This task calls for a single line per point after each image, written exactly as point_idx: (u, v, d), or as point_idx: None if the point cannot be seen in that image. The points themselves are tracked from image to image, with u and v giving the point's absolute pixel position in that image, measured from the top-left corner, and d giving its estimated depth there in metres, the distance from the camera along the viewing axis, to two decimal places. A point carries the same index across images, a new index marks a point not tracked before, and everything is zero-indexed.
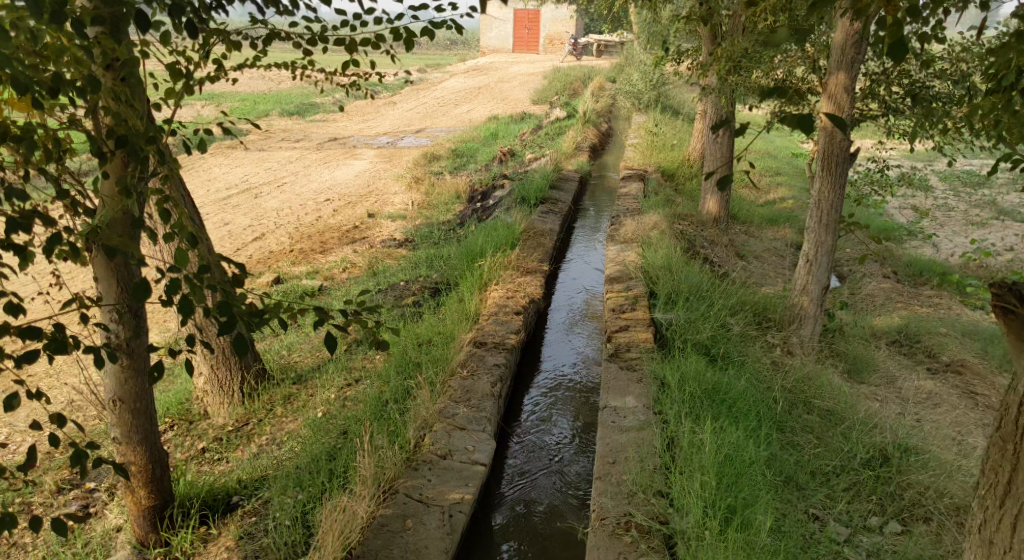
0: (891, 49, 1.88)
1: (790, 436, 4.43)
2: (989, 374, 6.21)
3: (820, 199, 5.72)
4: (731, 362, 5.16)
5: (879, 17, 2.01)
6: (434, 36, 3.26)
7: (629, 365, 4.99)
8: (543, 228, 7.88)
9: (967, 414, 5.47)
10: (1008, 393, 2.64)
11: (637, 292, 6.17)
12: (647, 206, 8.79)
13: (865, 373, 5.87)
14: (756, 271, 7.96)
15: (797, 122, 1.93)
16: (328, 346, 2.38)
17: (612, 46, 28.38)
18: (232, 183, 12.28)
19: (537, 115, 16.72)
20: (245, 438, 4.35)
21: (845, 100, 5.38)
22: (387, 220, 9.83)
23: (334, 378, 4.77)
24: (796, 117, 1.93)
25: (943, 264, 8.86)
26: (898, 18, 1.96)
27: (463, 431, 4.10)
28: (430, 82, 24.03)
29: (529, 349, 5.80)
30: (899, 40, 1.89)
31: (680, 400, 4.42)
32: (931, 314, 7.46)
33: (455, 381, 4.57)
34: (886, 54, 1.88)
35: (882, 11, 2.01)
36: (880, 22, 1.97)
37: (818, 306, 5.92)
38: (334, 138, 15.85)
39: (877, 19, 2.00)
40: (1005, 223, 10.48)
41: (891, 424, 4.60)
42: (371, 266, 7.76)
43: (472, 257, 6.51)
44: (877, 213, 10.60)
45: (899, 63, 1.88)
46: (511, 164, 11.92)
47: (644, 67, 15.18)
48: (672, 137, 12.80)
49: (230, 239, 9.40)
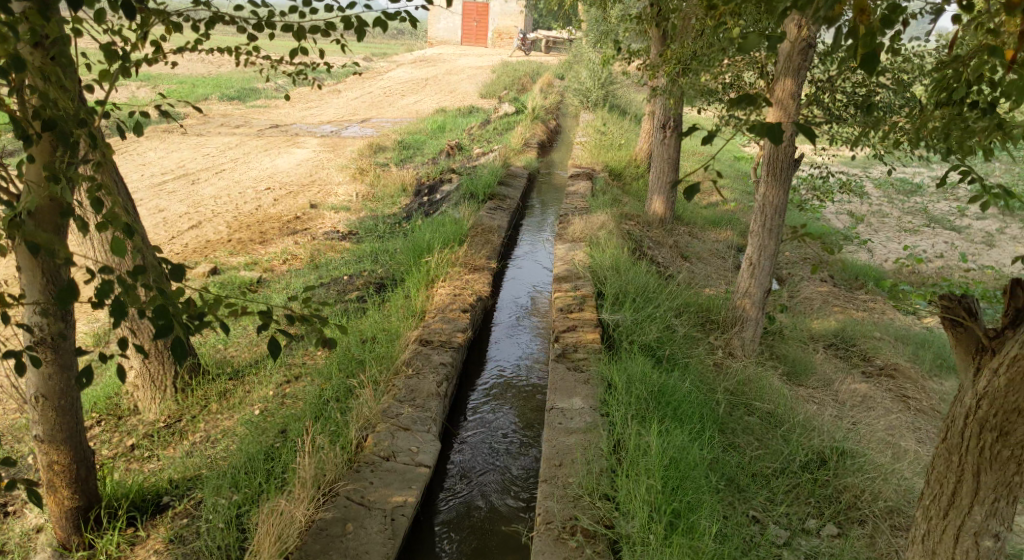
0: (863, 61, 1.87)
1: (731, 438, 4.47)
2: (920, 378, 6.41)
3: (765, 204, 5.79)
4: (676, 364, 5.18)
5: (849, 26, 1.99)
6: (387, 28, 3.13)
7: (576, 366, 4.97)
8: (491, 224, 7.81)
9: (898, 418, 5.62)
10: (953, 406, 2.71)
11: (585, 292, 6.16)
12: (595, 205, 8.82)
13: (803, 375, 5.99)
14: (700, 272, 8.04)
15: (768, 131, 1.91)
16: (272, 350, 2.24)
17: (560, 43, 28.46)
18: (168, 168, 11.85)
19: (486, 108, 16.62)
20: (177, 435, 4.16)
21: (791, 106, 5.44)
22: (330, 211, 9.61)
23: (273, 375, 4.61)
24: (766, 125, 1.89)
25: (877, 269, 9.13)
26: (870, 28, 1.95)
27: (407, 432, 4.00)
28: (377, 72, 23.66)
29: (474, 346, 5.73)
30: (869, 53, 1.89)
31: (626, 402, 4.40)
32: (866, 318, 7.67)
33: (400, 380, 4.47)
34: (858, 65, 1.87)
35: (854, 19, 1.97)
36: (852, 31, 1.94)
37: (760, 310, 6.00)
38: (277, 125, 15.46)
39: (846, 30, 2.00)
40: (935, 230, 10.86)
41: (828, 427, 4.68)
42: (314, 258, 7.55)
43: (419, 252, 6.39)
44: (815, 218, 10.87)
45: (870, 74, 1.85)
46: (458, 158, 11.81)
47: (593, 65, 15.25)
48: (619, 136, 12.89)
49: (165, 226, 9.04)
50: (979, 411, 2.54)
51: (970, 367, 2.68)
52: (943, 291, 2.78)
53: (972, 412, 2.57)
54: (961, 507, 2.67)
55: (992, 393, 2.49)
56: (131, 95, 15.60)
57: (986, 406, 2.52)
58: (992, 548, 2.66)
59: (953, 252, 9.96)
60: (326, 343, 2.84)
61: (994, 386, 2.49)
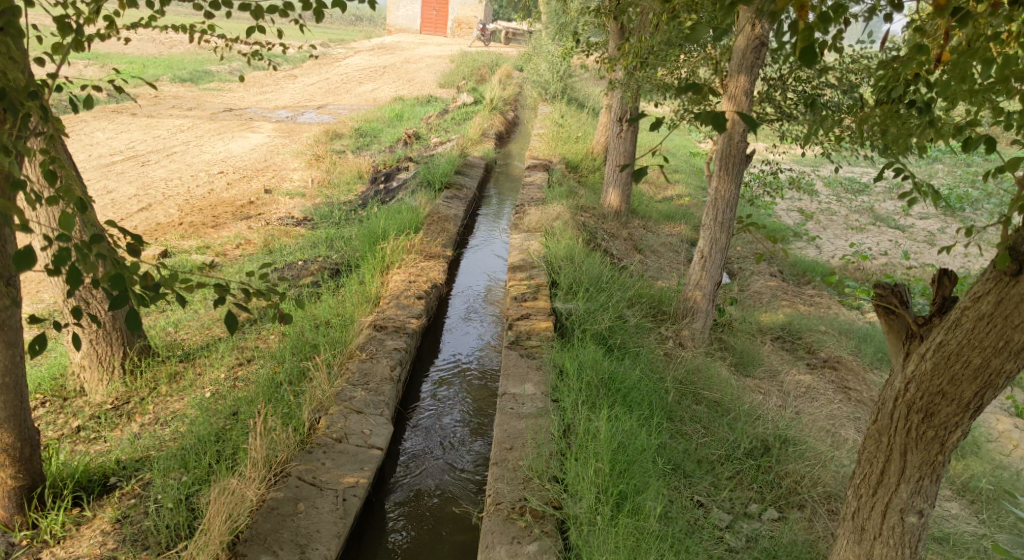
0: (802, 55, 1.95)
1: (679, 425, 4.59)
2: (861, 371, 6.64)
3: (716, 198, 5.92)
4: (627, 353, 5.29)
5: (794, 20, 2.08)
6: (348, 9, 3.11)
7: (529, 352, 5.03)
8: (448, 213, 7.83)
9: (840, 409, 5.81)
10: (883, 389, 2.85)
11: (540, 281, 6.24)
12: (552, 196, 8.90)
13: (750, 366, 6.16)
14: (653, 264, 8.19)
15: (711, 120, 1.98)
16: (229, 322, 2.29)
17: (520, 35, 28.46)
18: (117, 149, 11.57)
19: (444, 98, 16.58)
20: (125, 417, 4.10)
21: (744, 102, 5.58)
22: (285, 197, 9.51)
23: (225, 357, 4.57)
24: (710, 114, 1.97)
25: (824, 265, 9.41)
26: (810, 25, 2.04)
27: (359, 414, 4.01)
28: (334, 58, 23.38)
29: (428, 333, 5.75)
30: (809, 47, 1.97)
31: (577, 388, 4.47)
32: (812, 312, 7.90)
33: (354, 363, 4.47)
34: (797, 58, 1.95)
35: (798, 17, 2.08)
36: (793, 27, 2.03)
37: (710, 302, 6.14)
38: (231, 109, 15.19)
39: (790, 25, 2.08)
40: (880, 229, 11.21)
41: (772, 415, 4.84)
42: (267, 243, 7.47)
43: (374, 239, 6.39)
44: (766, 214, 11.14)
45: (809, 67, 1.94)
46: (416, 147, 11.78)
47: (552, 59, 15.34)
48: (577, 130, 13.00)
49: (114, 208, 8.84)
50: (907, 393, 2.68)
51: (900, 351, 2.82)
52: (877, 280, 2.90)
53: (901, 394, 2.71)
54: (889, 485, 2.81)
55: (919, 377, 2.63)
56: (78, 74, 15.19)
57: (914, 390, 2.66)
58: (915, 525, 2.82)
59: (896, 250, 10.31)
60: (279, 320, 2.85)
61: (921, 369, 2.63)
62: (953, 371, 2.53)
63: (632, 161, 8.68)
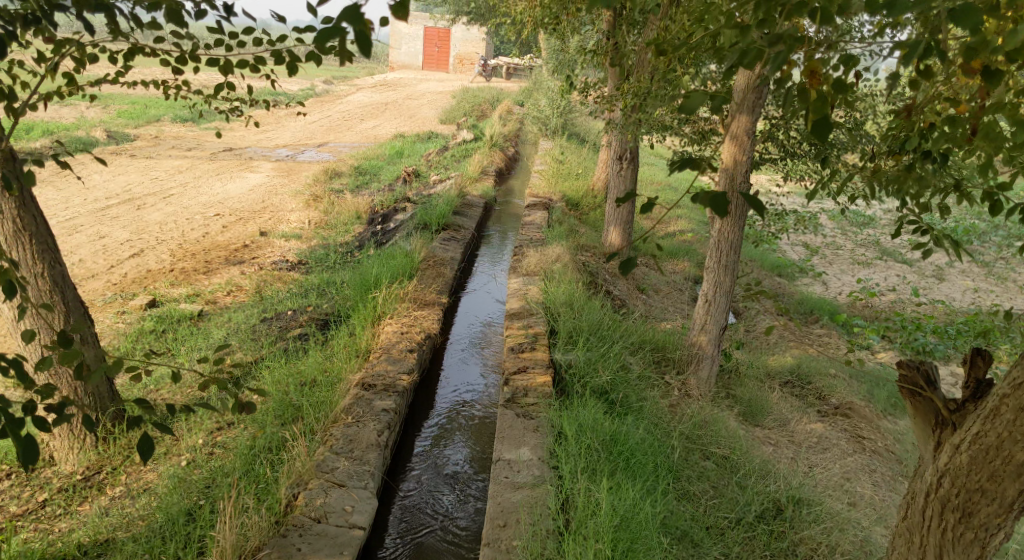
0: (816, 128, 1.94)
1: (685, 485, 4.33)
2: (875, 418, 6.34)
3: (720, 240, 5.69)
4: (630, 408, 5.02)
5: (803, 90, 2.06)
6: (322, 63, 2.91)
7: (525, 412, 4.76)
8: (444, 256, 7.62)
9: (857, 462, 5.52)
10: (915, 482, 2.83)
11: (538, 330, 5.99)
12: (551, 236, 8.71)
13: (759, 415, 5.87)
14: (656, 305, 7.97)
15: (711, 203, 1.91)
16: (142, 451, 2.22)
17: (521, 70, 28.60)
18: (113, 192, 11.43)
19: (444, 134, 16.52)
20: (95, 490, 3.86)
21: (746, 142, 5.41)
22: (280, 239, 9.34)
23: (204, 422, 4.32)
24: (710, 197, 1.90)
25: (831, 302, 9.17)
26: (821, 95, 2.03)
27: (341, 488, 3.75)
28: (335, 95, 23.39)
29: (423, 387, 5.51)
30: (822, 118, 1.95)
31: (576, 452, 4.22)
32: (821, 353, 7.61)
33: (338, 428, 4.22)
34: (810, 133, 1.93)
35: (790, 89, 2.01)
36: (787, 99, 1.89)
37: (716, 347, 5.86)
38: (230, 149, 15.11)
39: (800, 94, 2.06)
40: (887, 263, 10.99)
41: (784, 473, 4.58)
42: (258, 290, 7.26)
43: (367, 286, 6.15)
44: (771, 250, 10.93)
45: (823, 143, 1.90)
46: (415, 186, 11.65)
47: (552, 94, 15.29)
48: (577, 166, 12.89)
49: (104, 254, 8.63)
50: (942, 489, 2.65)
51: (930, 439, 2.82)
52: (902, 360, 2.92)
53: (935, 489, 2.68)
54: None
55: (954, 471, 2.59)
56: (78, 118, 15.16)
57: (949, 486, 2.62)
58: None
59: (905, 285, 10.06)
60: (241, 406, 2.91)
61: (955, 463, 2.59)
62: (992, 467, 2.48)
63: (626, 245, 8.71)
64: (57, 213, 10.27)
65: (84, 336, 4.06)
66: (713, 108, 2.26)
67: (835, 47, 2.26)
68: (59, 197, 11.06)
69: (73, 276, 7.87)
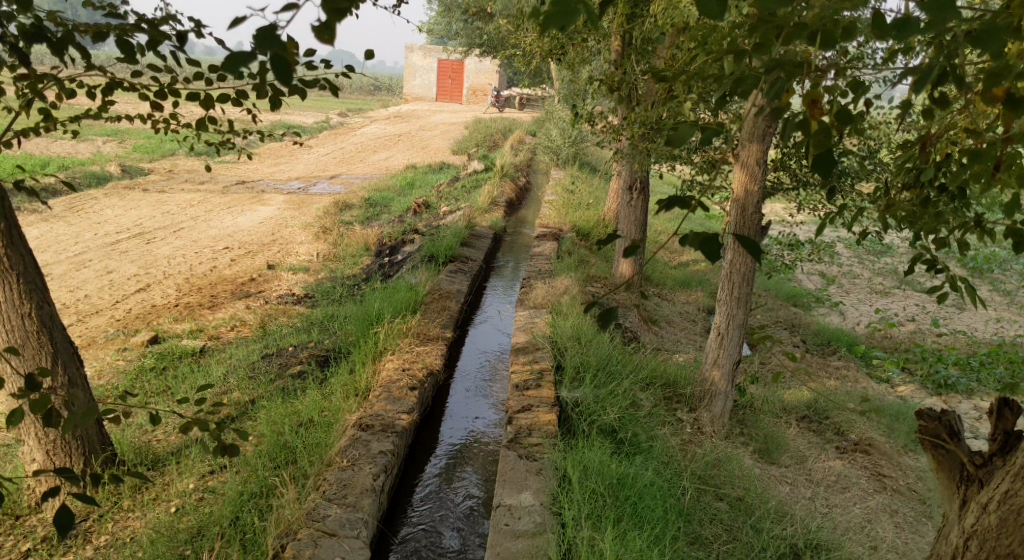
0: (819, 162, 1.83)
1: (697, 529, 4.13)
2: (895, 454, 6.09)
3: (732, 272, 5.52)
4: (639, 448, 4.82)
5: (802, 120, 1.95)
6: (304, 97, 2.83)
7: (529, 453, 4.57)
8: (450, 289, 7.49)
9: (878, 502, 5.29)
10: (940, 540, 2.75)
11: (543, 365, 5.82)
12: (560, 268, 8.57)
13: (776, 452, 5.63)
14: (668, 338, 7.79)
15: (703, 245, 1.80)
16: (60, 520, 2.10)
17: (534, 101, 28.73)
18: (124, 226, 11.46)
19: (456, 165, 16.52)
20: (80, 538, 3.71)
21: (758, 171, 5.28)
22: (288, 272, 9.27)
23: (197, 465, 4.18)
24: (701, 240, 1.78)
25: (849, 333, 8.92)
26: (822, 126, 1.91)
27: (332, 538, 3.59)
28: (349, 127, 23.54)
29: (425, 426, 5.36)
30: (826, 152, 1.84)
31: (581, 498, 4.04)
32: (839, 386, 7.35)
33: (332, 472, 4.07)
34: (812, 168, 1.81)
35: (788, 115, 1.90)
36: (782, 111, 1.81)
37: (729, 382, 5.65)
38: (243, 182, 15.16)
39: (800, 125, 1.96)
40: (906, 292, 10.75)
41: (802, 515, 4.37)
42: (262, 325, 7.16)
43: (369, 321, 6.03)
44: (786, 279, 10.73)
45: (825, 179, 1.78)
46: (425, 217, 11.57)
47: (563, 124, 15.24)
48: (588, 195, 12.78)
49: (111, 289, 8.58)
50: (968, 550, 2.57)
51: (954, 496, 2.76)
52: (923, 409, 2.96)
53: (960, 551, 2.61)
54: None
55: (981, 532, 2.53)
56: (93, 153, 15.29)
57: (976, 547, 2.54)
58: None
59: (925, 314, 9.79)
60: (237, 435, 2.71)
61: (982, 524, 2.53)
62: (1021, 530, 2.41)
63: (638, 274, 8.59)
64: (67, 247, 10.26)
65: (73, 379, 3.96)
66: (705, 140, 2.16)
67: (840, 74, 2.15)
68: (70, 230, 11.08)
69: (77, 312, 7.80)
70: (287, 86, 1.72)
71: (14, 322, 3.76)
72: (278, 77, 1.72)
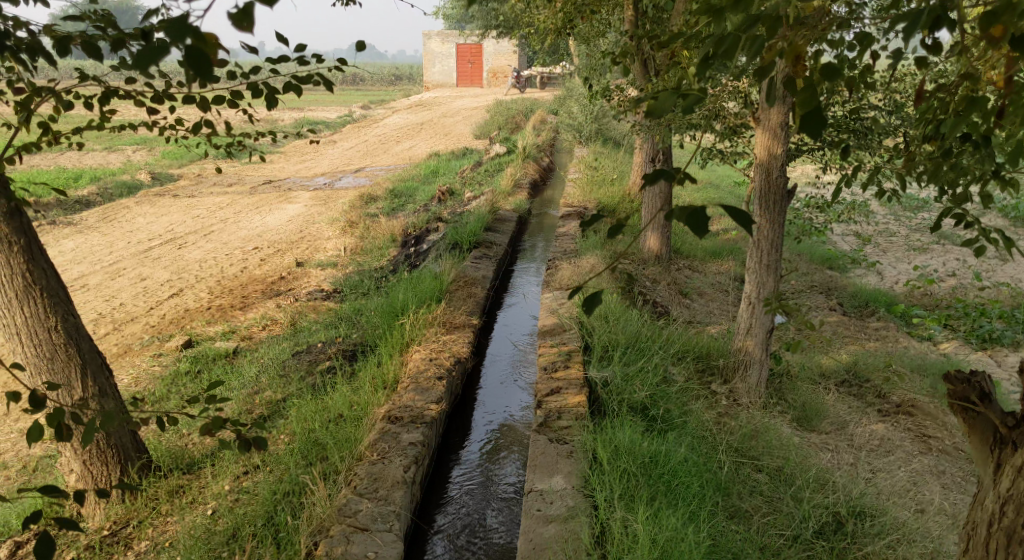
0: (806, 121, 1.79)
1: (735, 502, 4.06)
2: (940, 414, 5.91)
3: (759, 239, 5.39)
4: (672, 424, 4.76)
5: (787, 79, 1.90)
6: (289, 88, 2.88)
7: (559, 436, 4.54)
8: (475, 275, 7.45)
9: (923, 464, 5.14)
10: (973, 508, 2.68)
11: (571, 347, 5.76)
12: (585, 247, 8.48)
13: (815, 419, 5.51)
14: (700, 310, 7.67)
15: (691, 219, 1.76)
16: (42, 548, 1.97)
17: (555, 79, 28.47)
18: (155, 233, 11.62)
19: (479, 149, 16.45)
20: (121, 546, 3.77)
21: (780, 134, 5.12)
22: (316, 268, 9.32)
23: (230, 466, 4.22)
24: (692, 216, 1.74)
25: (887, 292, 8.69)
26: (807, 83, 1.86)
27: (363, 533, 3.62)
28: (372, 119, 23.57)
29: (456, 414, 5.36)
30: (811, 109, 1.79)
31: (612, 479, 4.01)
32: (878, 347, 7.16)
33: (362, 467, 4.10)
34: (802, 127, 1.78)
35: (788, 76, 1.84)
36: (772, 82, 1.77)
37: (763, 351, 5.53)
38: (269, 181, 15.27)
39: (786, 84, 1.90)
40: (945, 247, 10.45)
41: (843, 481, 4.27)
42: (293, 322, 7.21)
43: (394, 313, 6.03)
44: (820, 242, 10.49)
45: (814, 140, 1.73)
46: (450, 204, 11.53)
47: (584, 101, 15.05)
48: (613, 171, 12.62)
49: (145, 296, 8.72)
50: (1005, 517, 2.48)
51: (988, 461, 2.67)
52: (951, 373, 3.01)
53: (997, 518, 2.51)
54: None
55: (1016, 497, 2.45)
56: (122, 164, 15.54)
57: (1012, 513, 2.46)
58: None
59: (966, 269, 9.50)
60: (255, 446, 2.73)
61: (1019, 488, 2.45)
62: None
63: (667, 247, 8.47)
64: (101, 257, 10.42)
65: (103, 389, 4.02)
66: (687, 106, 2.11)
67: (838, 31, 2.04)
68: (105, 240, 11.25)
69: (113, 320, 7.92)
70: (204, 80, 1.70)
71: (40, 337, 3.83)
72: (195, 71, 1.71)
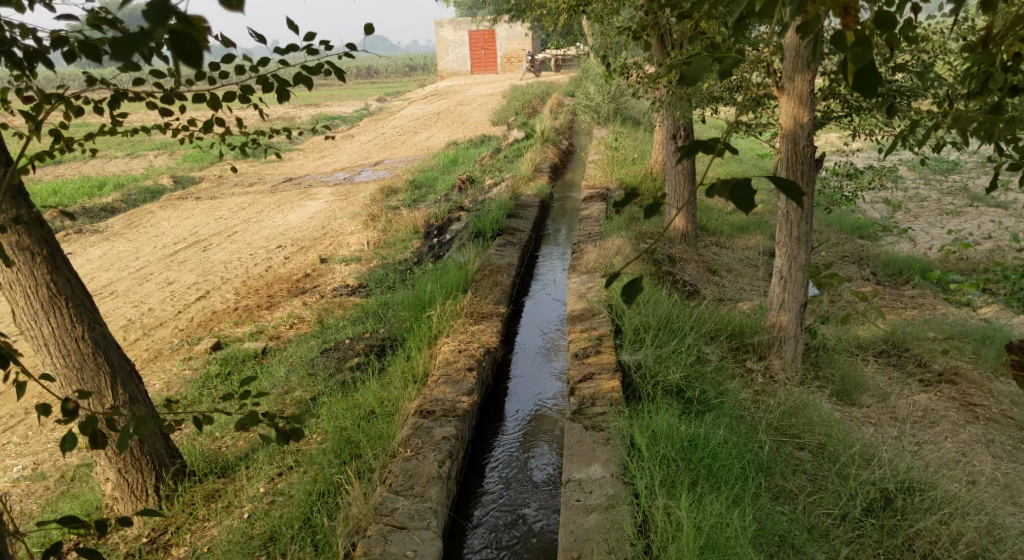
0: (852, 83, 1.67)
1: (779, 482, 3.96)
2: (986, 381, 5.71)
3: (789, 211, 5.22)
4: (709, 406, 4.64)
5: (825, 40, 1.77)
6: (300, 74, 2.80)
7: (594, 424, 4.45)
8: (500, 263, 7.36)
9: (971, 434, 4.97)
10: None
11: (602, 331, 5.66)
12: (610, 228, 8.35)
13: (855, 393, 5.36)
14: (730, 286, 7.51)
15: (734, 195, 1.65)
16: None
17: (570, 60, 28.17)
18: (180, 237, 11.66)
19: (497, 136, 16.32)
20: (160, 553, 3.76)
21: (806, 101, 4.93)
22: (340, 263, 9.30)
23: (264, 469, 4.19)
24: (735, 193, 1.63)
25: (921, 259, 8.45)
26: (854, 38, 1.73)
27: (402, 532, 3.57)
28: (389, 111, 23.50)
29: (489, 405, 5.29)
30: (853, 69, 1.68)
31: (652, 465, 3.91)
32: (916, 316, 6.96)
33: (397, 464, 4.04)
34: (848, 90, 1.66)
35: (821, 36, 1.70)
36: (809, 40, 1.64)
37: (798, 325, 5.36)
38: (290, 179, 15.27)
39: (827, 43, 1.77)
40: (980, 210, 10.14)
41: (890, 455, 4.13)
42: (320, 320, 7.18)
43: (421, 306, 5.96)
44: (849, 211, 10.23)
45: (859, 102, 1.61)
46: (470, 192, 11.44)
47: (600, 80, 14.83)
48: (633, 150, 12.42)
49: (173, 300, 8.75)
50: None
51: None
52: None
53: None
54: None
55: None
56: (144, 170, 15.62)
57: None
58: None
59: (1003, 230, 9.21)
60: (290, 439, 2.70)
61: None
62: None
63: (693, 223, 8.31)
64: (129, 263, 10.48)
65: (133, 396, 3.99)
66: (718, 74, 2.00)
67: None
68: (131, 247, 11.33)
69: (143, 325, 7.96)
70: (194, 70, 1.63)
71: (69, 346, 3.82)
72: (184, 61, 1.63)
